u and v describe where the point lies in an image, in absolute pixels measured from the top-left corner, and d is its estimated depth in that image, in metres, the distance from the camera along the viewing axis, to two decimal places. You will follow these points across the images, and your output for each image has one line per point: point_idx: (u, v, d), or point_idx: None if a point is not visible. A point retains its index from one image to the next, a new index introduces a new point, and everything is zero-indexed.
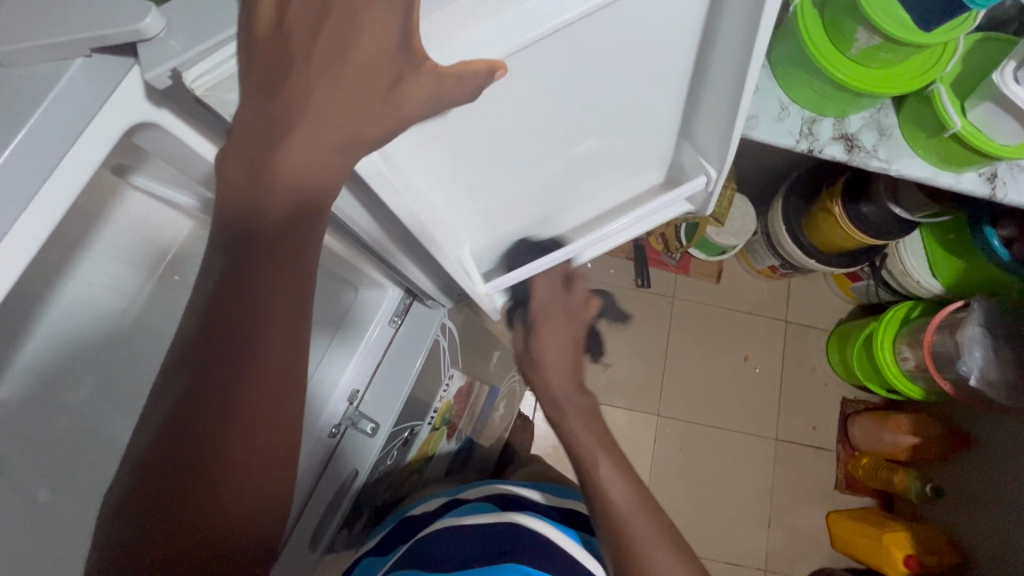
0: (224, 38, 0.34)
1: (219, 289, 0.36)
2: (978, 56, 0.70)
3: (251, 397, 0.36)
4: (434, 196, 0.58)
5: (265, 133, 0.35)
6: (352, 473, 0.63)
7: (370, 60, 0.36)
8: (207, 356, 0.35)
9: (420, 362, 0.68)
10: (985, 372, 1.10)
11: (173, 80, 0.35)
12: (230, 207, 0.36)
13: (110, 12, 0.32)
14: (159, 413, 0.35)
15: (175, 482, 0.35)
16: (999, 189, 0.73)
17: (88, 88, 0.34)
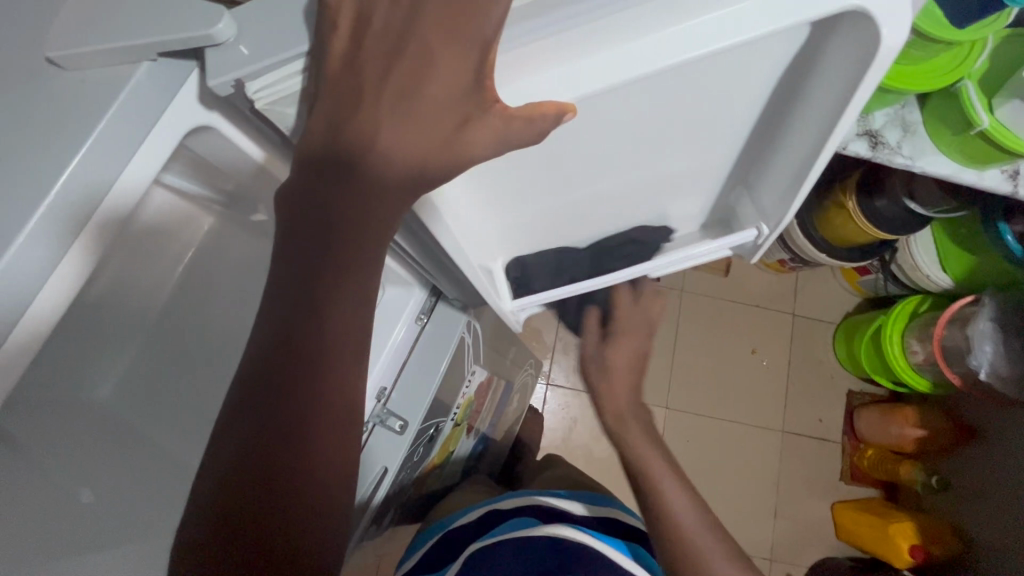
0: (294, 54, 0.35)
1: (291, 319, 0.36)
2: (1006, 52, 0.68)
3: (321, 424, 0.36)
4: (472, 212, 0.58)
5: (334, 164, 0.35)
6: (382, 471, 0.63)
7: (443, 98, 0.34)
8: (279, 386, 0.36)
9: (444, 365, 0.68)
10: (996, 366, 1.10)
11: (236, 89, 0.36)
12: (299, 236, 0.36)
13: (179, 18, 0.35)
14: (230, 442, 0.36)
15: (248, 511, 0.35)
16: (1021, 186, 0.73)
17: (155, 88, 0.39)
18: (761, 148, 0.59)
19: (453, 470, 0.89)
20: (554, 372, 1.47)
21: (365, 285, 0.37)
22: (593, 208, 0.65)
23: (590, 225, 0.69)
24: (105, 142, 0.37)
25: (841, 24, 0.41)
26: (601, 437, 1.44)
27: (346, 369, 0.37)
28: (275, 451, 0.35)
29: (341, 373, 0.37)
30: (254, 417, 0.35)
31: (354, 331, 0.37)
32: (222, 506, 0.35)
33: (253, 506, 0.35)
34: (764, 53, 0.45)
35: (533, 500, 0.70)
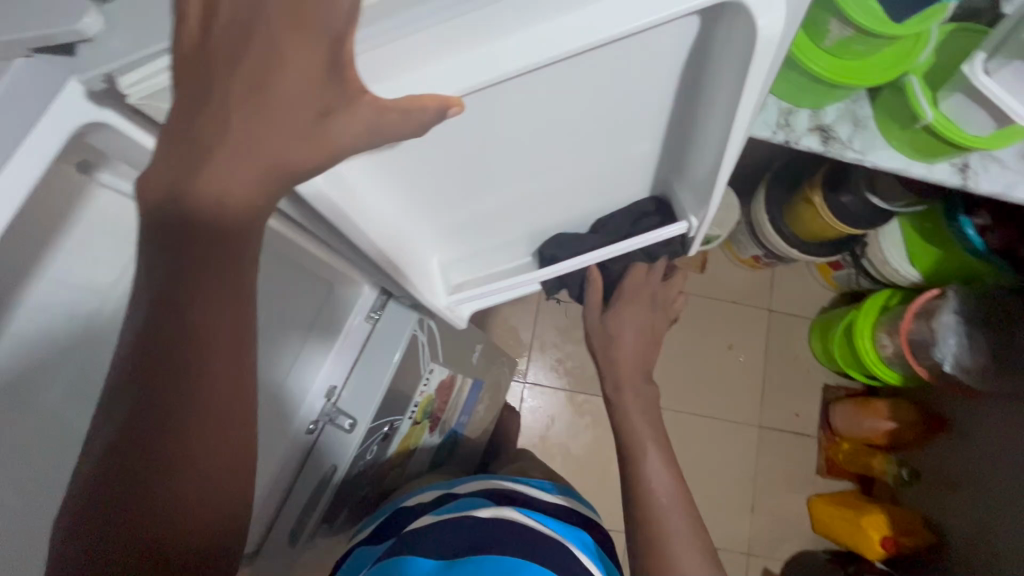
0: (159, 49, 0.32)
1: (152, 321, 0.33)
2: (950, 47, 0.70)
3: (201, 426, 0.34)
4: (391, 205, 0.57)
5: (181, 164, 0.32)
6: (331, 469, 0.63)
7: (295, 86, 0.31)
8: (156, 390, 0.33)
9: (397, 358, 0.66)
10: (961, 359, 1.11)
11: (109, 85, 0.34)
12: (162, 234, 0.33)
13: (46, 12, 0.32)
14: (100, 448, 0.34)
15: (127, 513, 0.34)
16: (971, 178, 0.74)
17: (30, 92, 0.33)
18: (687, 141, 0.59)
19: (417, 467, 0.89)
20: (531, 370, 1.49)
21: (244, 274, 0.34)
22: (522, 200, 0.64)
23: (527, 217, 0.68)
24: None
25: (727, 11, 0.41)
26: (578, 433, 1.46)
27: (222, 360, 0.34)
28: (151, 442, 0.34)
29: (219, 372, 0.34)
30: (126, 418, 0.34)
31: (229, 322, 0.34)
32: (98, 510, 0.34)
33: (127, 497, 0.34)
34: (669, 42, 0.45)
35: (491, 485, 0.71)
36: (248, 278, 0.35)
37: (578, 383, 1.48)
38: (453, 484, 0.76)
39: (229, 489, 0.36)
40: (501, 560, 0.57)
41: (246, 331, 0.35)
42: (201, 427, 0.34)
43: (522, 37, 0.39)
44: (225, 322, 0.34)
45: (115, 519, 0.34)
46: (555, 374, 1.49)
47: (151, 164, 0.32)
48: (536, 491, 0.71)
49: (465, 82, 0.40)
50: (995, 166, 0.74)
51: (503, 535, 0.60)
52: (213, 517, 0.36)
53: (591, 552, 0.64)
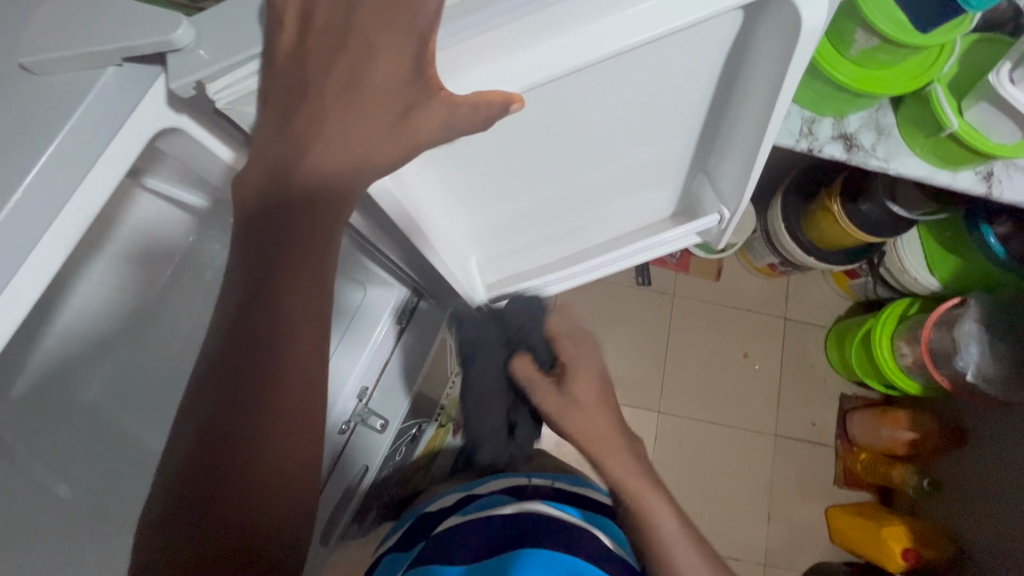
0: (247, 55, 0.35)
1: (242, 304, 0.38)
2: (974, 57, 0.71)
3: (277, 407, 0.38)
4: (436, 206, 0.60)
5: (276, 168, 0.37)
6: (361, 470, 0.65)
7: (378, 96, 0.36)
8: (240, 367, 0.37)
9: (426, 363, 0.71)
10: (982, 367, 1.12)
11: (197, 91, 0.36)
12: (257, 229, 0.38)
13: (139, 23, 0.34)
14: (189, 426, 0.37)
15: (205, 496, 0.36)
16: (995, 187, 0.75)
17: (121, 98, 0.35)
18: (716, 140, 0.61)
19: None
20: None
21: (321, 270, 0.39)
22: (554, 204, 0.67)
23: (557, 221, 0.72)
24: (63, 158, 0.34)
25: (762, 14, 0.44)
26: None
27: (302, 352, 0.39)
28: (232, 433, 0.37)
29: (297, 351, 0.38)
30: (210, 396, 0.37)
31: (309, 318, 0.39)
32: (181, 491, 0.36)
33: (211, 489, 0.36)
34: (700, 54, 0.48)
35: (512, 480, 0.70)
36: (327, 273, 0.40)
37: None
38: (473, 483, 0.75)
39: (296, 473, 0.39)
40: (534, 552, 0.57)
41: (322, 327, 0.40)
42: (278, 406, 0.38)
43: (573, 37, 0.39)
44: (305, 317, 0.39)
45: (200, 509, 0.36)
46: None
47: (252, 171, 0.38)
48: (557, 483, 0.70)
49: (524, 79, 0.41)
50: (1020, 172, 0.75)
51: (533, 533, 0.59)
52: (282, 503, 0.38)
53: (620, 541, 0.64)
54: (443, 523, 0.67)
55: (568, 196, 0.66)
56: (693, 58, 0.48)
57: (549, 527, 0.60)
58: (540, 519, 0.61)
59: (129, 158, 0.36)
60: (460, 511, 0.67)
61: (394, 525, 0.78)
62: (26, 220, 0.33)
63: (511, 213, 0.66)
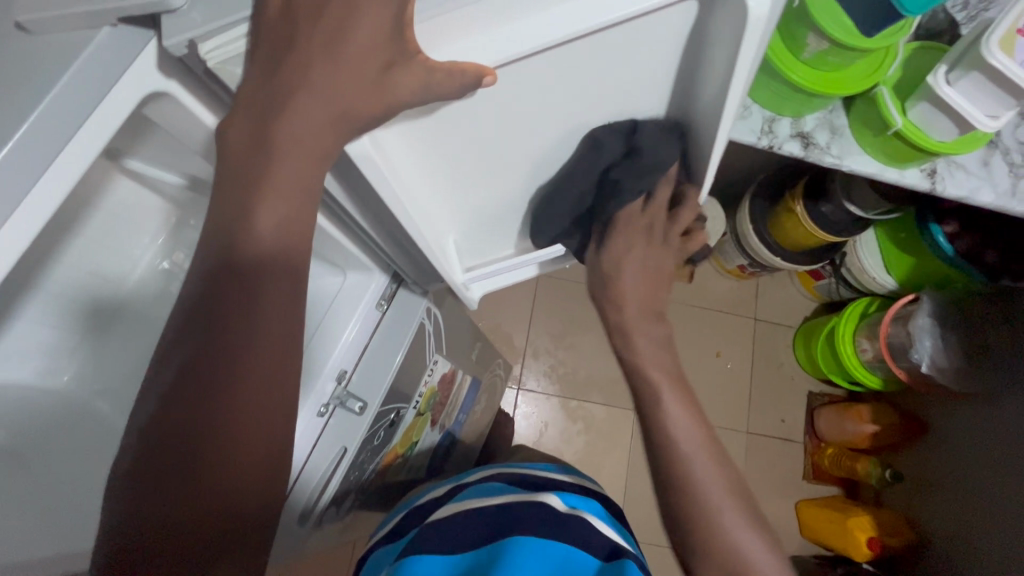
0: (238, 18, 0.37)
1: (226, 256, 0.41)
2: (914, 62, 0.77)
3: (245, 353, 0.42)
4: (413, 185, 0.62)
5: (258, 135, 0.40)
6: (341, 451, 0.65)
7: (360, 69, 0.40)
8: (216, 317, 0.41)
9: (401, 354, 0.71)
10: (936, 359, 1.18)
11: (189, 51, 0.37)
12: (245, 183, 0.41)
13: None
14: (167, 372, 0.41)
15: (189, 436, 0.40)
16: (938, 183, 0.80)
17: (114, 59, 0.36)
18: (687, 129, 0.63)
19: (418, 461, 0.91)
20: (525, 377, 1.52)
21: (301, 229, 0.43)
22: (524, 188, 0.70)
23: (527, 201, 0.74)
24: (54, 114, 0.35)
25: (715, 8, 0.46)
26: (571, 440, 1.49)
27: (275, 308, 0.43)
28: (210, 376, 0.41)
29: (273, 304, 0.43)
30: (189, 345, 0.41)
31: (284, 276, 0.43)
32: (161, 428, 0.40)
33: (188, 433, 0.40)
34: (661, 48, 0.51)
35: (506, 472, 0.74)
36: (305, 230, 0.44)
37: (571, 389, 1.52)
38: (464, 476, 0.78)
39: (268, 416, 0.43)
40: (525, 540, 0.58)
41: (298, 288, 0.44)
42: (250, 354, 0.42)
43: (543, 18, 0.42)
44: (280, 271, 0.43)
45: (174, 452, 0.40)
46: (548, 380, 1.52)
47: (235, 134, 0.41)
48: (553, 473, 0.74)
49: (499, 55, 0.42)
50: (961, 171, 0.81)
51: (519, 514, 0.62)
52: (256, 444, 0.42)
53: (605, 520, 0.67)
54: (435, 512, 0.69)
55: (540, 175, 0.68)
56: (659, 43, 0.50)
57: (532, 511, 0.62)
58: (534, 506, 0.63)
59: (116, 116, 0.37)
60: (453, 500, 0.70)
61: (383, 524, 0.79)
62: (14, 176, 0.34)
63: (484, 194, 0.69)
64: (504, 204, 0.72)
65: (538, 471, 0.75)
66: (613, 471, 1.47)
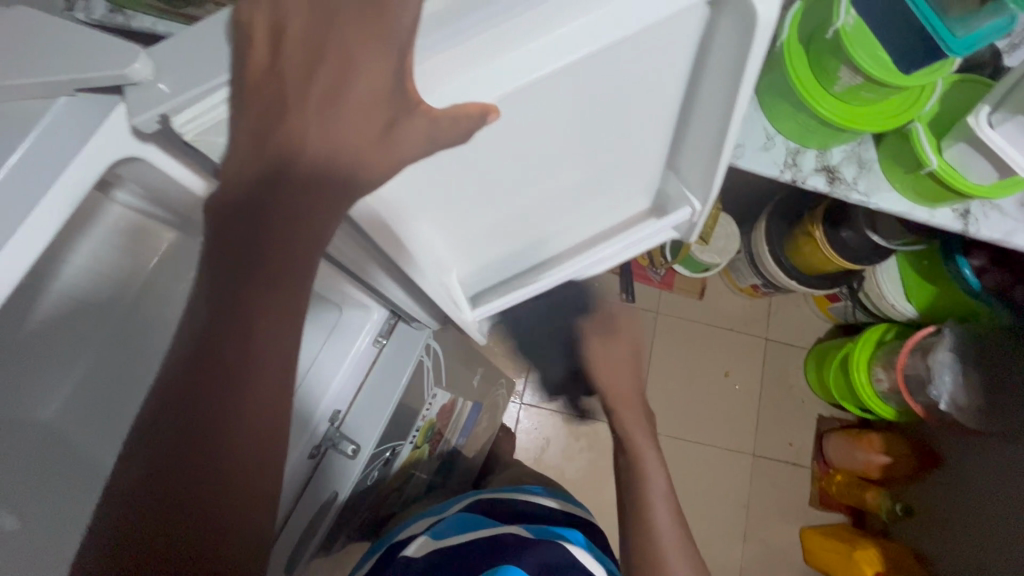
0: (212, 85, 0.33)
1: (215, 316, 0.36)
2: (955, 97, 0.72)
3: (230, 433, 0.36)
4: (418, 229, 0.56)
5: (252, 197, 0.36)
6: (332, 496, 0.63)
7: (352, 135, 0.36)
8: (198, 399, 0.36)
9: (404, 381, 0.68)
10: (955, 397, 1.13)
11: (162, 126, 0.35)
12: (235, 243, 0.36)
13: (97, 54, 0.33)
14: (137, 464, 0.35)
15: (169, 516, 0.35)
16: (971, 225, 0.76)
17: (71, 129, 0.33)
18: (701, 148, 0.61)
19: (414, 490, 0.89)
20: (528, 392, 1.49)
21: (302, 283, 0.38)
22: (529, 220, 0.67)
23: (533, 227, 0.69)
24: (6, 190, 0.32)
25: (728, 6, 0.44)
26: (573, 457, 1.46)
27: (270, 373, 0.38)
28: (194, 449, 0.36)
29: (267, 375, 0.37)
30: (166, 429, 0.35)
31: (280, 340, 0.38)
32: (133, 528, 0.35)
33: (170, 512, 0.35)
34: (668, 48, 0.47)
35: (488, 499, 0.75)
36: (306, 286, 0.39)
37: (575, 406, 1.49)
38: (441, 509, 0.77)
39: (257, 497, 0.38)
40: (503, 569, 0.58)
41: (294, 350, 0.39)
42: (238, 428, 0.37)
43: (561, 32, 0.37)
44: (275, 334, 0.38)
45: (153, 532, 0.35)
46: (552, 396, 1.49)
47: (222, 197, 0.36)
48: (533, 497, 0.75)
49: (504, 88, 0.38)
50: (996, 213, 0.76)
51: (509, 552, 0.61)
52: (245, 524, 0.38)
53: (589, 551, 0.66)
54: (411, 546, 0.68)
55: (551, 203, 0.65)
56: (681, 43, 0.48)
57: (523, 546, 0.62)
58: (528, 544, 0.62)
59: (79, 193, 0.33)
60: (432, 534, 0.69)
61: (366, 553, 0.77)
62: None
63: (491, 227, 0.64)
64: (510, 237, 0.69)
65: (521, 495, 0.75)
66: (615, 492, 1.44)
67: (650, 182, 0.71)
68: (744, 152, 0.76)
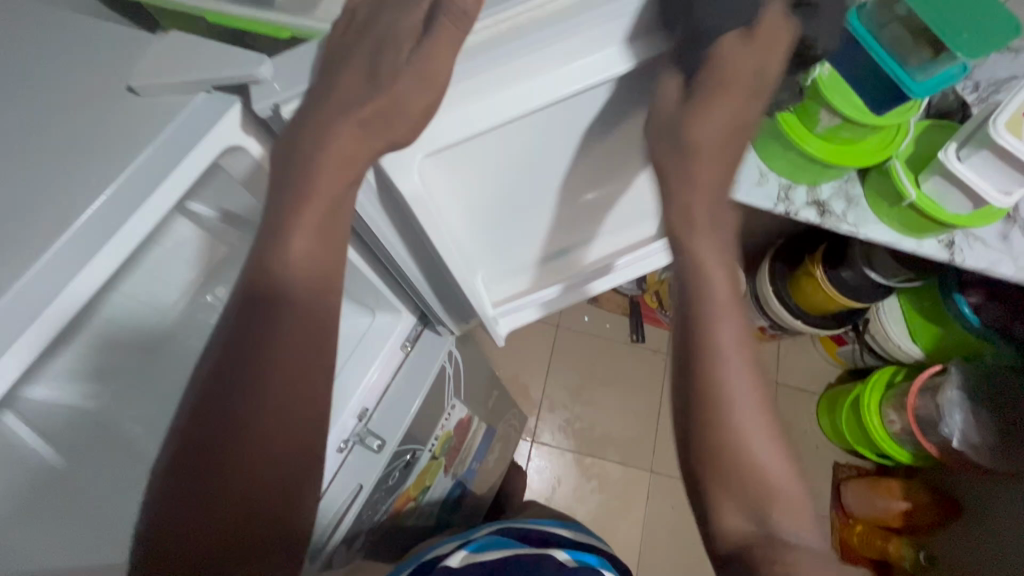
0: (297, 92, 0.44)
1: (260, 271, 0.43)
2: (927, 139, 0.81)
3: (251, 393, 0.41)
4: (449, 215, 0.63)
5: (300, 173, 0.44)
6: (356, 488, 0.65)
7: (396, 130, 0.46)
8: (240, 335, 0.42)
9: (415, 406, 0.71)
10: (966, 434, 1.14)
11: (272, 114, 0.45)
12: (283, 208, 0.44)
13: (229, 60, 0.42)
14: (172, 428, 0.41)
15: (215, 442, 0.40)
16: (957, 254, 0.82)
17: (205, 119, 0.42)
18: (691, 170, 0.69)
19: (428, 508, 0.90)
20: (540, 431, 1.50)
21: (329, 241, 0.45)
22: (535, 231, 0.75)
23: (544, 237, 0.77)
24: (146, 162, 0.40)
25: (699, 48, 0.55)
26: (584, 498, 1.45)
27: (298, 313, 0.43)
28: (235, 380, 0.41)
29: (295, 315, 0.43)
30: (195, 394, 0.41)
31: (314, 283, 0.44)
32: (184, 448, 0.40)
33: (215, 439, 0.40)
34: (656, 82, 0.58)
35: (514, 525, 0.77)
36: (331, 244, 0.45)
37: (586, 445, 1.49)
38: (467, 533, 0.77)
39: (293, 426, 0.42)
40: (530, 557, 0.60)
41: (328, 294, 0.45)
42: (273, 361, 0.42)
43: (546, 77, 0.49)
44: (306, 275, 0.43)
45: (201, 458, 0.39)
46: (563, 435, 1.50)
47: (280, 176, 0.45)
48: (557, 529, 0.77)
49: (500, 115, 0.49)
50: (979, 244, 0.82)
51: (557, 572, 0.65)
52: (274, 486, 0.41)
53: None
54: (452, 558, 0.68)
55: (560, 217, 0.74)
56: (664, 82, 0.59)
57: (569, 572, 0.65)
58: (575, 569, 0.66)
59: (205, 160, 0.42)
60: (469, 548, 0.70)
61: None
62: (108, 216, 0.39)
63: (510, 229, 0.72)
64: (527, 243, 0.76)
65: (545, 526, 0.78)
66: (627, 534, 1.43)
67: (648, 206, 0.80)
68: (740, 187, 0.84)
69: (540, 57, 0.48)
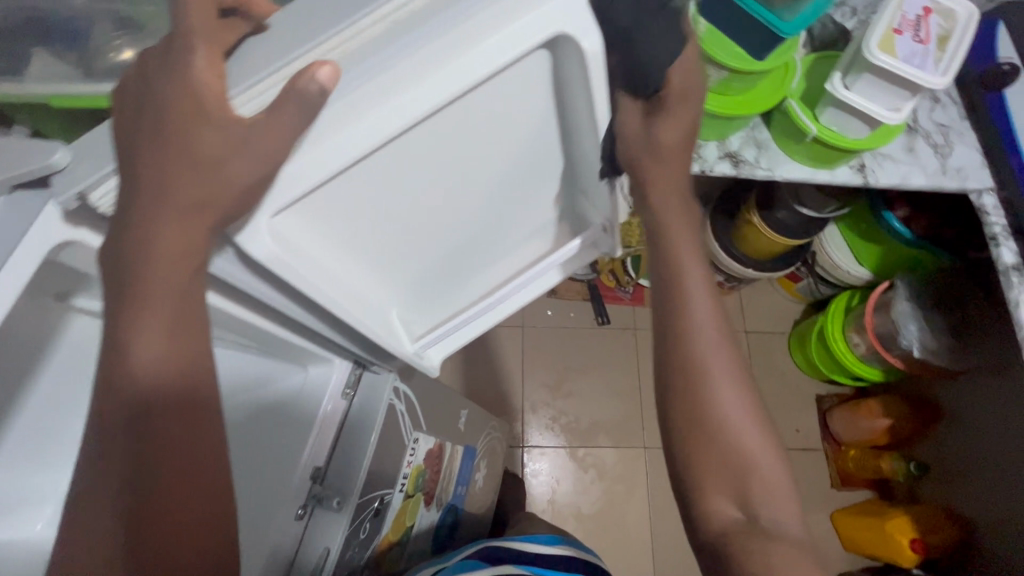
0: (103, 172, 0.40)
1: (110, 358, 0.39)
2: (817, 73, 0.82)
3: (147, 510, 0.39)
4: (337, 263, 0.59)
5: (119, 256, 0.39)
6: (324, 552, 0.61)
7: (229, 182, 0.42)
8: (125, 414, 0.39)
9: (374, 439, 0.67)
10: (925, 342, 1.19)
11: (79, 203, 0.40)
12: (117, 286, 0.39)
13: (25, 154, 0.37)
14: (59, 539, 0.38)
15: (119, 517, 0.38)
16: (869, 176, 0.83)
17: (12, 219, 0.38)
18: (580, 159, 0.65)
19: (418, 546, 0.87)
20: (529, 434, 1.48)
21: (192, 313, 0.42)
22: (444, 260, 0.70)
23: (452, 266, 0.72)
24: None
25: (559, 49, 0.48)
26: (586, 490, 1.44)
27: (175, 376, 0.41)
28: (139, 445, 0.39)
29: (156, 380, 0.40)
30: (77, 529, 0.38)
31: (180, 350, 0.41)
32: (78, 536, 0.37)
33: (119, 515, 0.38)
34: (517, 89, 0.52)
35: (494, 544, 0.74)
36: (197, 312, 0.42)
37: (577, 437, 1.48)
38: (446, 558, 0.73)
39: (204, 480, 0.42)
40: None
41: (199, 357, 0.43)
42: (155, 428, 0.40)
43: (402, 98, 0.43)
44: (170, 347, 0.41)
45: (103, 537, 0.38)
46: (553, 433, 1.48)
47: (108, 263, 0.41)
48: (538, 547, 0.75)
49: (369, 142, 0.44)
50: (888, 162, 0.84)
51: None
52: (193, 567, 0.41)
53: None
54: None
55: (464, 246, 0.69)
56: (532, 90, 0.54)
57: None
58: None
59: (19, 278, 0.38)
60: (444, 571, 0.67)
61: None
62: None
63: (417, 264, 0.68)
64: (442, 272, 0.72)
65: (532, 545, 0.75)
66: (636, 515, 1.42)
67: (560, 210, 0.71)
68: None
69: (400, 78, 0.42)
